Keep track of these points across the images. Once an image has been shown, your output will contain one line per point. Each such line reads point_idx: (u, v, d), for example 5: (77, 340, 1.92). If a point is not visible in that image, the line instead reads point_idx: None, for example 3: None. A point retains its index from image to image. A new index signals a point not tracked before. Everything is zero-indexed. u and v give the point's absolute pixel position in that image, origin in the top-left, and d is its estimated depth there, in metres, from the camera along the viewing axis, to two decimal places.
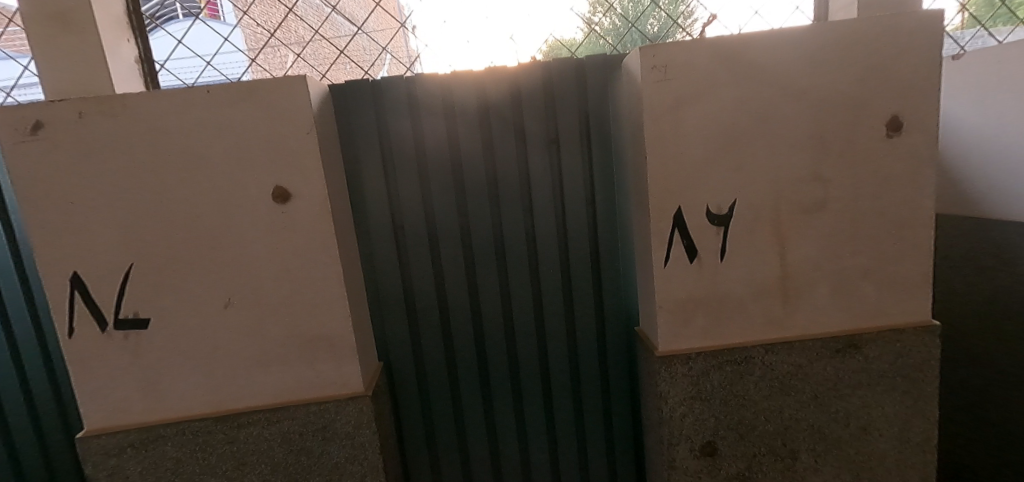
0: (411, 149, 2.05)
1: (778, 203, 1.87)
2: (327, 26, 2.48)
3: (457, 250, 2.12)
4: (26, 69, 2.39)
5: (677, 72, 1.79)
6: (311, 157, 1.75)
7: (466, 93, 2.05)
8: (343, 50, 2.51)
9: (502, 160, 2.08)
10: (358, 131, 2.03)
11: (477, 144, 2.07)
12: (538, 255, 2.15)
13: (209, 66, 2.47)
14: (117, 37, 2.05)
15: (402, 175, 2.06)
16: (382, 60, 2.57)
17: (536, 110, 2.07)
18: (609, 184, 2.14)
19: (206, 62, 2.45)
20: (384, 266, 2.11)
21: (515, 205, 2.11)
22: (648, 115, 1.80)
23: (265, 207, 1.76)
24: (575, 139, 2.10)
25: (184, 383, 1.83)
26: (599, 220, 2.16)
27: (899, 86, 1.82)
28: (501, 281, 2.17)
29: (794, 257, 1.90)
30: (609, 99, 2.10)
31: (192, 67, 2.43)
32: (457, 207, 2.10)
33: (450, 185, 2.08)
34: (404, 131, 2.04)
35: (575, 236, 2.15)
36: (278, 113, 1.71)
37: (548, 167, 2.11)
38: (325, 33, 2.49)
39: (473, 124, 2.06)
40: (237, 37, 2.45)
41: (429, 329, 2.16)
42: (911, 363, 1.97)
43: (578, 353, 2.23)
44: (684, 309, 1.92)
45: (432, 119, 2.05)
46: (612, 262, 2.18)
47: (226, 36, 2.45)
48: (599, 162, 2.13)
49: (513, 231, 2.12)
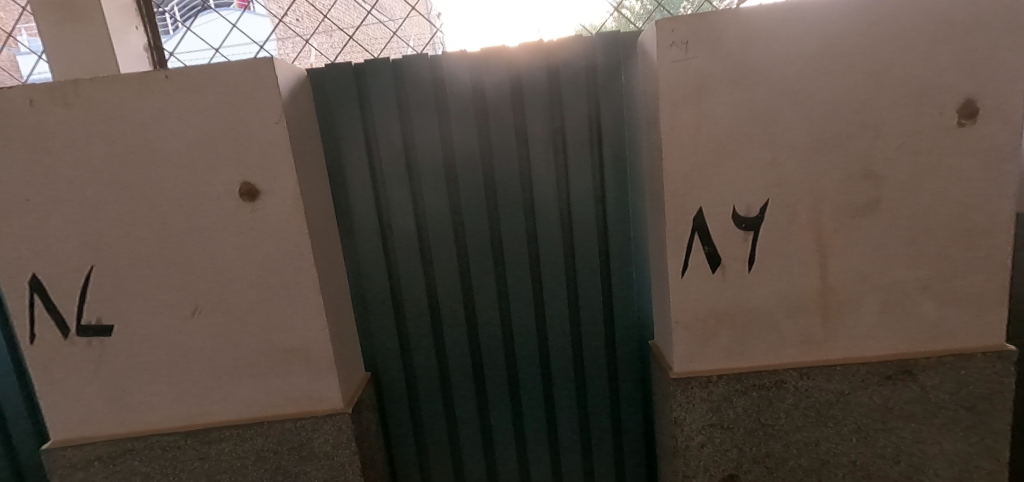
0: (400, 141, 1.85)
1: (819, 204, 1.59)
2: (339, 7, 2.22)
3: (451, 253, 1.92)
4: (36, 54, 2.18)
5: (700, 49, 1.52)
6: (279, 151, 1.56)
7: (458, 78, 1.83)
8: (353, 34, 2.22)
9: (500, 153, 1.86)
10: (342, 121, 1.84)
11: (472, 137, 1.85)
12: (540, 260, 1.93)
13: (217, 54, 2.19)
14: (125, 24, 1.89)
15: (388, 169, 1.87)
16: (398, 45, 2.25)
17: (539, 97, 1.84)
18: (622, 180, 1.90)
19: (214, 49, 2.17)
20: (372, 270, 1.93)
21: (514, 204, 1.89)
22: (664, 101, 1.54)
23: (231, 205, 1.58)
24: (584, 131, 1.86)
25: (151, 394, 1.70)
26: (610, 221, 1.92)
27: (976, 64, 1.50)
28: (499, 288, 1.97)
29: (836, 267, 1.62)
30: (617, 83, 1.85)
31: (201, 58, 2.17)
32: (450, 207, 1.90)
33: (443, 180, 1.87)
34: (392, 121, 1.84)
35: (582, 238, 1.92)
36: (244, 100, 1.53)
37: (552, 162, 1.88)
38: (338, 17, 2.20)
39: (467, 113, 1.84)
40: (246, 21, 2.17)
41: (420, 339, 1.98)
42: (976, 394, 1.66)
43: (585, 367, 2.01)
44: (705, 325, 1.67)
45: (422, 107, 1.84)
46: (624, 268, 1.94)
47: (235, 22, 2.17)
48: (611, 155, 1.88)
49: (512, 233, 1.91)
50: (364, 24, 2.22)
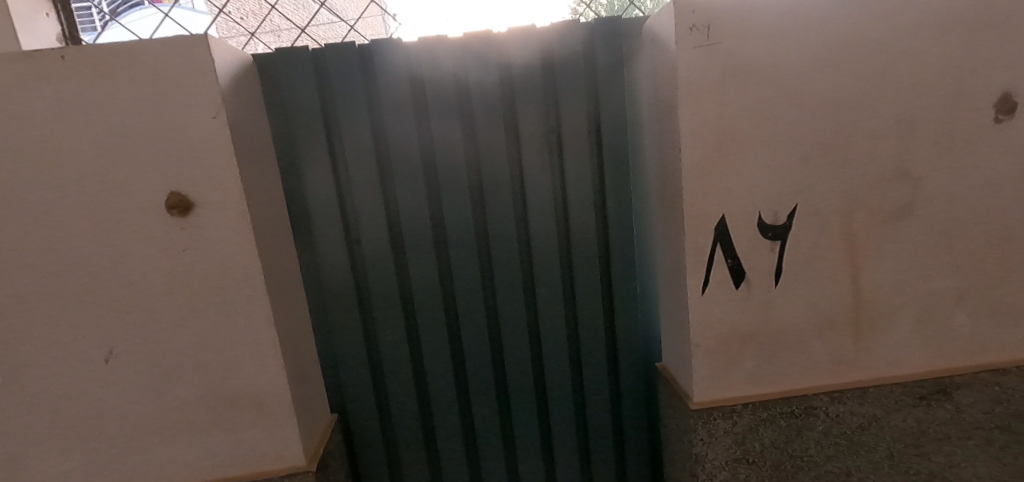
0: (369, 143, 1.57)
1: (851, 210, 1.42)
2: None
3: (431, 269, 1.65)
4: None
5: (723, 34, 1.32)
6: (220, 153, 1.25)
7: (438, 68, 1.57)
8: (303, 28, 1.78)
9: (488, 155, 1.62)
10: (299, 119, 1.54)
11: (455, 137, 1.59)
12: (534, 275, 1.70)
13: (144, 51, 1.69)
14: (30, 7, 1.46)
15: (356, 174, 1.58)
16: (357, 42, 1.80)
17: (532, 92, 1.60)
18: (624, 185, 1.68)
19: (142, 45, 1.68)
20: (337, 294, 1.63)
21: (504, 213, 1.65)
22: (683, 93, 1.34)
23: (157, 222, 1.26)
24: (581, 129, 1.64)
25: (54, 462, 1.34)
26: (612, 230, 1.71)
27: (1012, 54, 1.37)
28: (488, 308, 1.72)
29: (868, 280, 1.46)
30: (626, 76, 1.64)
31: None
32: (430, 215, 1.63)
33: (421, 187, 1.60)
34: (360, 119, 1.56)
35: (582, 250, 1.70)
36: (171, 89, 1.21)
37: (546, 165, 1.65)
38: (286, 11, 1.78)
39: (449, 109, 1.59)
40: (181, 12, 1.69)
41: (396, 371, 1.69)
42: (1011, 411, 1.53)
43: (585, 393, 1.78)
44: (728, 348, 1.48)
45: (395, 101, 1.56)
46: (628, 282, 1.74)
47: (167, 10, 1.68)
48: (611, 157, 1.66)
49: (503, 247, 1.67)
50: (312, 24, 1.79)
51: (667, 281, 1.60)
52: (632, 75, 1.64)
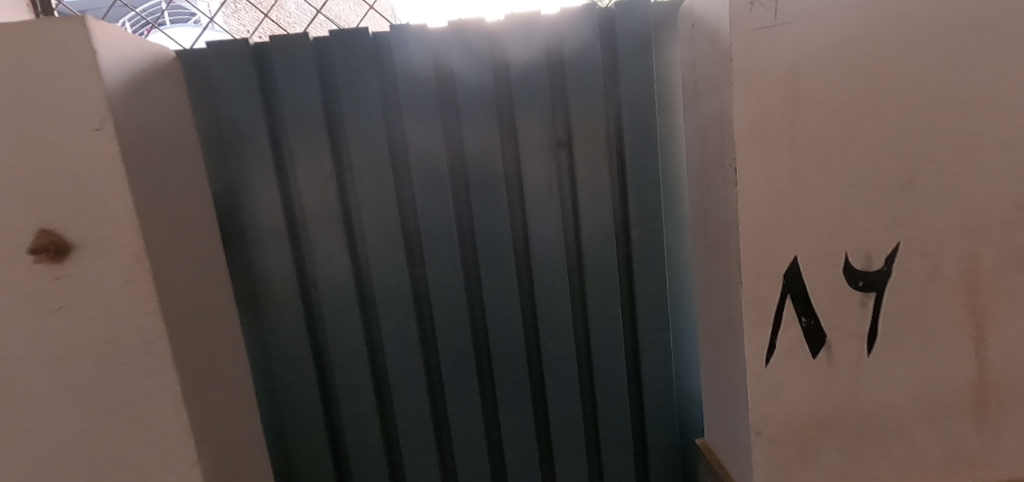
0: (327, 161, 1.24)
1: (976, 250, 1.02)
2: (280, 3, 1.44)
3: (406, 317, 1.31)
4: None
5: (794, 9, 0.96)
6: (107, 177, 0.93)
7: (414, 66, 1.24)
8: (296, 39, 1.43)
9: (479, 176, 1.28)
10: (237, 132, 1.21)
11: (437, 154, 1.27)
12: (538, 323, 1.35)
13: None
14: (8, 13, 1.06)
15: (311, 201, 1.25)
16: None
17: (534, 95, 1.27)
18: (654, 211, 1.32)
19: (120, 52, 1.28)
20: (287, 351, 1.29)
21: (499, 248, 1.31)
22: (739, 91, 0.97)
23: (19, 271, 0.92)
24: (598, 142, 1.29)
25: None
26: (638, 268, 1.35)
27: None
28: (479, 364, 1.37)
29: (998, 346, 1.05)
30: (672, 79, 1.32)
31: None
32: (405, 250, 1.29)
33: (394, 217, 1.27)
34: (315, 131, 1.23)
35: (599, 293, 1.34)
36: (39, 91, 0.90)
37: (554, 186, 1.30)
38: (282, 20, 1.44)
39: (429, 118, 1.25)
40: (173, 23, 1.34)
41: (362, 447, 1.34)
42: None
43: (603, 470, 1.42)
44: (800, 438, 1.08)
45: (360, 109, 1.23)
46: (658, 334, 1.37)
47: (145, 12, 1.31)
48: (634, 176, 1.31)
49: (497, 289, 1.32)
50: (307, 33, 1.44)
51: (712, 339, 1.23)
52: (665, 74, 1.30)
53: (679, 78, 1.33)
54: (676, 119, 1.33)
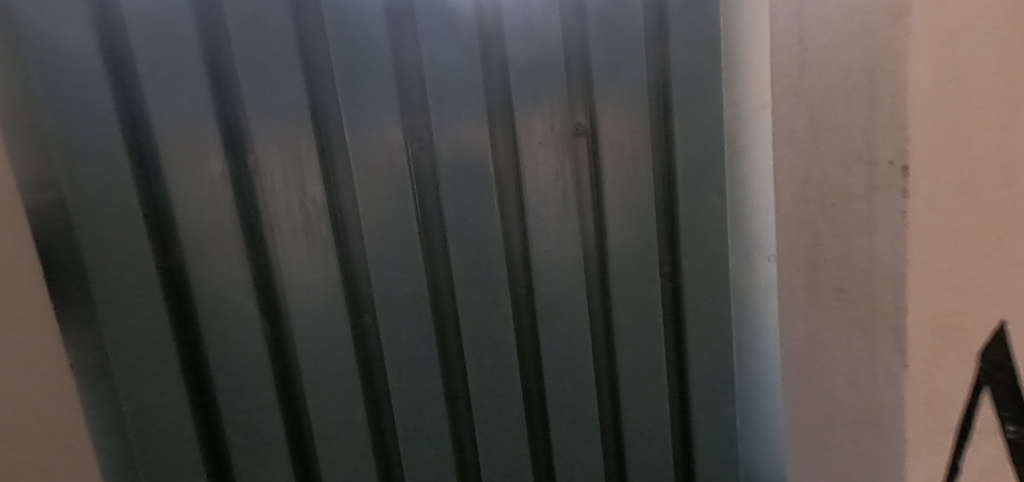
0: (219, 157, 0.79)
1: None
2: None
3: (351, 389, 0.87)
4: None
5: None
6: None
7: (356, 13, 0.80)
8: None
9: (459, 180, 0.86)
10: (56, 106, 0.73)
11: (391, 147, 0.83)
12: (547, 390, 0.94)
13: None
14: None
15: (194, 221, 0.79)
16: None
17: (544, 61, 0.85)
18: (711, 229, 0.92)
19: None
20: (159, 453, 0.81)
21: (488, 287, 0.89)
22: (920, 43, 0.56)
23: None
24: (635, 130, 0.89)
25: None
26: (689, 308, 0.94)
27: None
28: (461, 448, 0.95)
29: None
30: (744, 34, 0.92)
31: None
32: (346, 289, 0.86)
33: (330, 242, 0.84)
34: (197, 108, 0.77)
35: (634, 346, 0.94)
36: None
37: (568, 194, 0.89)
38: None
39: (380, 93, 0.82)
40: None
41: None
42: None
43: None
44: None
45: (271, 76, 0.79)
46: (718, 400, 0.97)
47: None
48: (688, 179, 0.91)
49: (489, 343, 0.90)
50: None
51: (807, 436, 0.78)
52: (730, 33, 0.91)
53: (766, 36, 0.93)
54: (748, 97, 0.93)
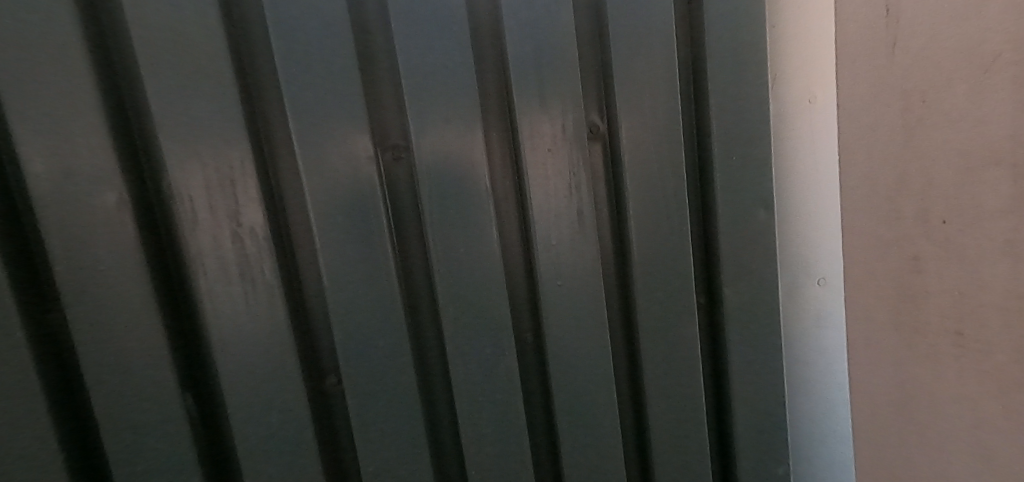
0: (116, 182, 0.58)
1: None
2: None
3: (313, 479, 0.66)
4: None
5: None
6: None
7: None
8: None
9: (449, 202, 0.66)
10: None
11: (357, 162, 0.63)
12: (566, 460, 0.74)
13: None
14: None
15: (82, 271, 0.57)
16: None
17: (551, 52, 0.68)
18: (756, 253, 0.76)
19: None
20: None
21: (489, 339, 0.69)
22: None
23: None
24: (663, 132, 0.72)
25: None
26: (733, 349, 0.77)
27: None
28: None
29: None
30: (786, 14, 0.76)
31: None
32: (300, 349, 0.65)
33: (278, 290, 0.63)
34: (84, 117, 0.56)
35: (669, 398, 0.76)
36: None
37: (585, 215, 0.71)
38: None
39: (342, 94, 0.62)
40: None
41: None
42: None
43: None
44: None
45: (191, 73, 0.59)
46: (771, 458, 0.80)
47: None
48: (727, 192, 0.74)
49: (491, 406, 0.71)
50: None
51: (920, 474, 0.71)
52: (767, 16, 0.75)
53: (806, 17, 0.77)
54: (789, 94, 0.77)
